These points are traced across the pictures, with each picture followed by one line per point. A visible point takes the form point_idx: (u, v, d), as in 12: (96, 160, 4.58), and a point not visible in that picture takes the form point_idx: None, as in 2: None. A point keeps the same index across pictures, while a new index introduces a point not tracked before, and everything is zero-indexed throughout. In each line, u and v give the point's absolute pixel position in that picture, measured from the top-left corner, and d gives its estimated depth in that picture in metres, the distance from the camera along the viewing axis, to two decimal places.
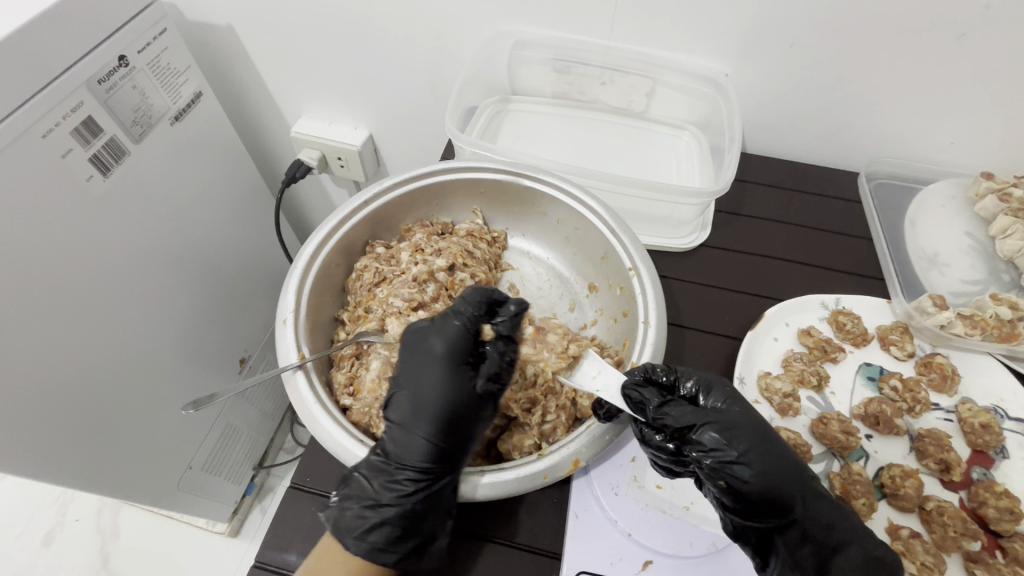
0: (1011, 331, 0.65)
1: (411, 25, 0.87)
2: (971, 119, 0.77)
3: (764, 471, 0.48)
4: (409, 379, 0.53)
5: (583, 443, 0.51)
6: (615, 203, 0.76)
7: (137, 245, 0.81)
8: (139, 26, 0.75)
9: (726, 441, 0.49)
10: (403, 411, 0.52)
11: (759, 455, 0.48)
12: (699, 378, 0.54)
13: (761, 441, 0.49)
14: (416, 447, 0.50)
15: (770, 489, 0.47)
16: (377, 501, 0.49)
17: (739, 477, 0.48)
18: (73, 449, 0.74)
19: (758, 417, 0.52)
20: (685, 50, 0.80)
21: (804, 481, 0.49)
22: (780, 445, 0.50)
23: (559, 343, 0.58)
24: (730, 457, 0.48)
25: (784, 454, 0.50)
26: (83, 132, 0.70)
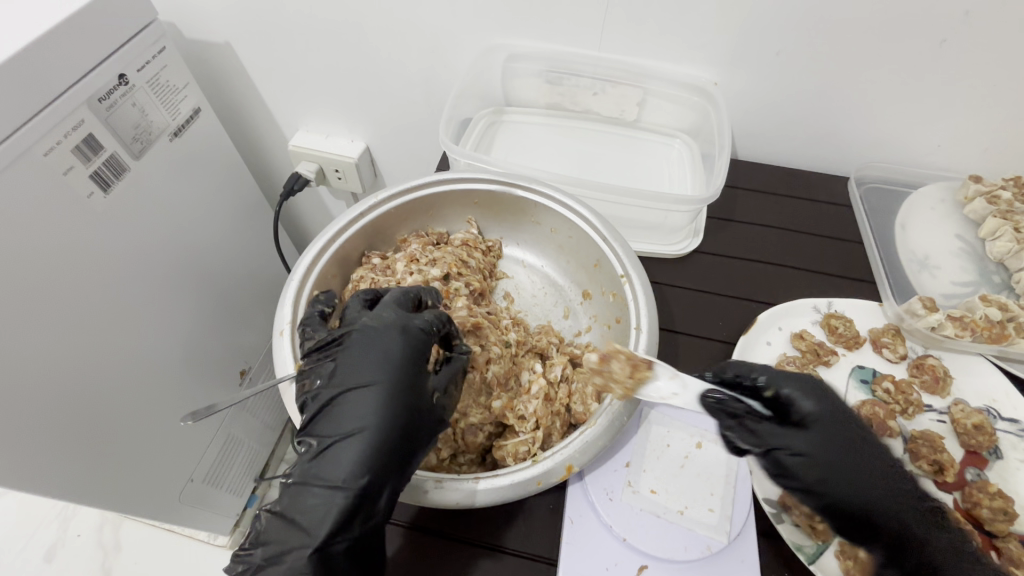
0: (1001, 331, 0.65)
1: (406, 41, 0.88)
2: (957, 122, 0.78)
3: (836, 478, 0.49)
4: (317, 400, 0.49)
5: (576, 449, 0.51)
6: (607, 212, 0.77)
7: (138, 258, 0.82)
8: (139, 45, 0.77)
9: (802, 449, 0.50)
10: (327, 423, 0.48)
11: (837, 461, 0.50)
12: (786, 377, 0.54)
13: (840, 445, 0.50)
14: (337, 463, 0.46)
15: (847, 492, 0.49)
16: (297, 526, 0.46)
17: (817, 484, 0.50)
18: (77, 461, 0.75)
19: (844, 417, 0.52)
20: (674, 60, 0.81)
21: (890, 483, 0.50)
22: (861, 451, 0.50)
23: (621, 372, 0.54)
24: (806, 463, 0.50)
25: (870, 457, 0.50)
26: (83, 150, 0.72)
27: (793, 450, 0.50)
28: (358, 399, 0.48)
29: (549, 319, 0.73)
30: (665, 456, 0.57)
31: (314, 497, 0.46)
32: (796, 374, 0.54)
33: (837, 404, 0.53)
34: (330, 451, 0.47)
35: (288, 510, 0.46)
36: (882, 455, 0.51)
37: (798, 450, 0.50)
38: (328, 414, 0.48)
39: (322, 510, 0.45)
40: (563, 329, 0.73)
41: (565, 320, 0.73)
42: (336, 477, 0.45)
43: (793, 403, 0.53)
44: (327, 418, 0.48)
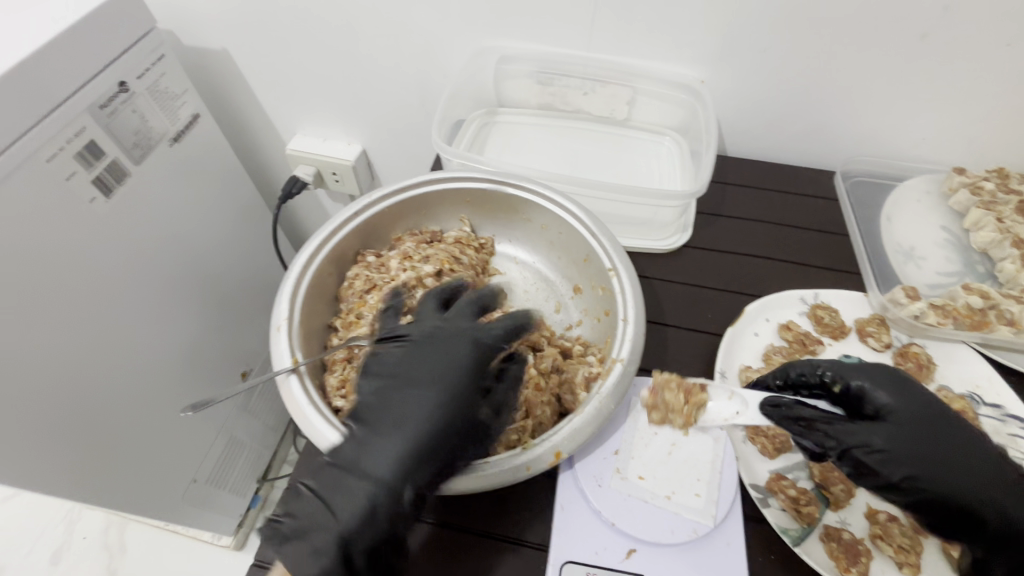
0: (981, 319, 0.67)
1: (399, 45, 0.90)
2: (939, 116, 0.79)
3: (924, 466, 0.51)
4: (365, 390, 0.54)
5: (566, 436, 0.53)
6: (597, 208, 0.79)
7: (140, 260, 0.84)
8: (139, 53, 0.79)
9: (885, 444, 0.51)
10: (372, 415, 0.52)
11: (920, 452, 0.51)
12: (859, 370, 0.55)
13: (919, 436, 0.52)
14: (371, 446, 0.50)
15: (937, 482, 0.51)
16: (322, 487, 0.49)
17: (898, 476, 0.51)
18: (83, 459, 0.76)
19: (925, 408, 0.53)
20: (662, 58, 0.82)
21: (979, 468, 0.51)
22: (945, 437, 0.52)
23: (676, 401, 0.57)
24: (885, 458, 0.51)
25: (954, 443, 0.52)
26: (86, 156, 0.74)
27: (872, 447, 0.51)
28: (408, 406, 0.52)
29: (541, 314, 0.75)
30: (665, 433, 0.60)
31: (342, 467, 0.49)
32: (872, 365, 0.56)
33: (916, 394, 0.54)
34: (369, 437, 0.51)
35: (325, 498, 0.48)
36: (970, 441, 0.52)
37: (876, 446, 0.51)
38: (374, 406, 0.53)
39: (346, 479, 0.49)
40: (554, 323, 0.74)
41: (557, 314, 0.75)
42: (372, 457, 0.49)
43: (869, 397, 0.54)
44: (371, 410, 0.52)
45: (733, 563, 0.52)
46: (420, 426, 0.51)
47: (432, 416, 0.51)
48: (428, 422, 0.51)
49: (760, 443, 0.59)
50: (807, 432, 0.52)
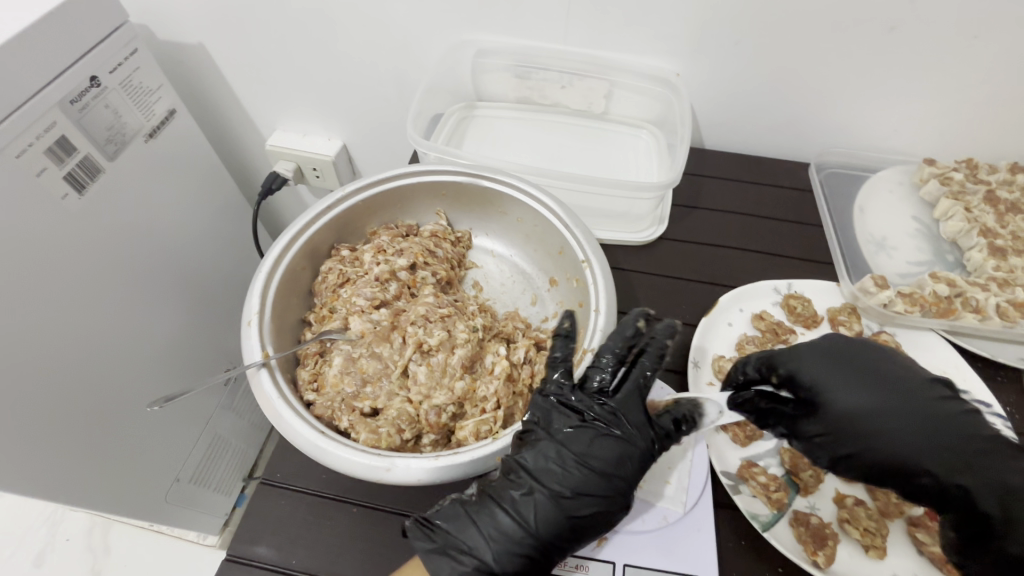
0: (948, 306, 0.68)
1: (377, 39, 0.90)
2: (909, 108, 0.81)
3: (870, 440, 0.53)
4: (620, 450, 0.51)
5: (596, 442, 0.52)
6: (573, 201, 0.79)
7: (116, 258, 0.83)
8: (111, 47, 0.78)
9: (822, 428, 0.54)
10: (629, 469, 0.51)
11: (855, 428, 0.53)
12: (789, 356, 0.58)
13: (852, 411, 0.54)
14: (563, 508, 0.50)
15: (878, 452, 0.52)
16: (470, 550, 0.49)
17: (840, 454, 0.53)
18: (58, 459, 0.75)
19: (857, 382, 0.55)
20: (639, 51, 0.83)
21: (925, 432, 0.51)
22: (891, 405, 0.53)
23: None
24: (821, 441, 0.54)
25: (893, 411, 0.53)
26: (57, 152, 0.73)
27: (808, 433, 0.55)
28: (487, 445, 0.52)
29: (517, 307, 0.75)
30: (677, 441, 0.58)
31: (477, 527, 0.49)
32: (806, 347, 0.59)
33: (849, 366, 0.56)
34: (573, 498, 0.50)
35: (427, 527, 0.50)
36: (911, 405, 0.53)
37: (814, 431, 0.55)
38: (564, 467, 0.51)
39: (508, 552, 0.48)
40: (531, 315, 0.74)
41: (533, 307, 0.75)
42: (534, 524, 0.49)
43: (798, 381, 0.57)
44: (550, 471, 0.51)
45: (704, 548, 0.53)
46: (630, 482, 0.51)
47: (630, 452, 0.52)
48: (619, 489, 0.50)
49: (731, 431, 0.60)
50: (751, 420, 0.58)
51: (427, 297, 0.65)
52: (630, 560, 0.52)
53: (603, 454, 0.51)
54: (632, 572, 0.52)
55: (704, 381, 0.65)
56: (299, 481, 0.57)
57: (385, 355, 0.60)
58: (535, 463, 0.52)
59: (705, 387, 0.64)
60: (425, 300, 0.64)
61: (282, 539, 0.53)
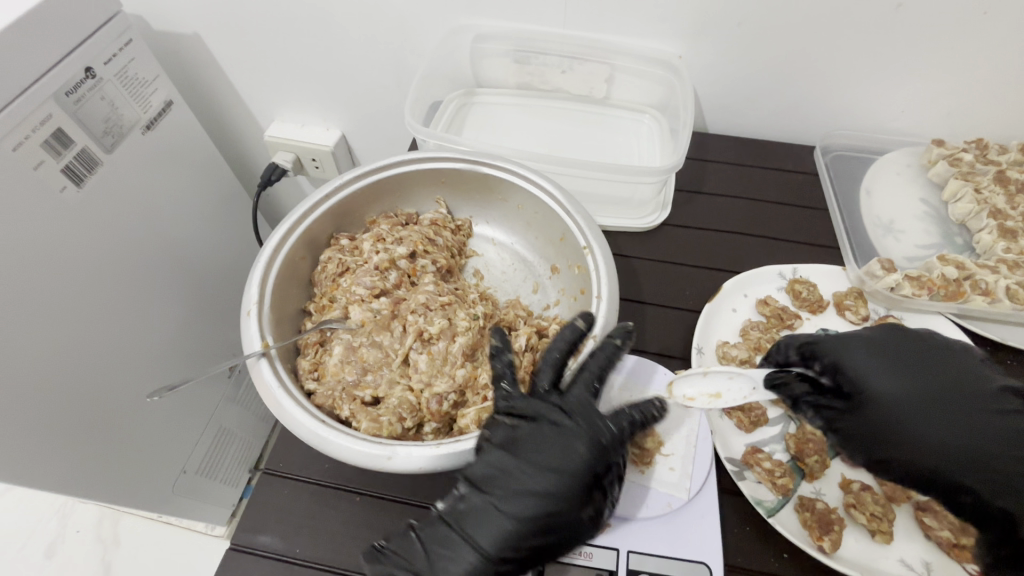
0: (956, 289, 0.67)
1: (373, 25, 0.89)
2: (917, 88, 0.79)
3: (911, 443, 0.51)
4: (571, 446, 0.50)
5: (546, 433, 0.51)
6: (575, 187, 0.78)
7: (116, 251, 0.83)
8: (106, 37, 0.77)
9: (859, 425, 0.52)
10: (578, 462, 0.49)
11: (894, 429, 0.51)
12: (836, 347, 0.56)
13: (901, 411, 0.52)
14: (516, 518, 0.48)
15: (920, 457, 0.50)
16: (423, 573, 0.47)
17: (875, 454, 0.52)
18: (62, 452, 0.76)
19: (907, 380, 0.53)
20: (640, 33, 0.81)
21: (968, 446, 0.50)
22: (937, 411, 0.51)
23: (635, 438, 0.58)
24: (857, 438, 0.53)
25: (937, 418, 0.51)
26: (53, 144, 0.72)
27: (845, 428, 0.53)
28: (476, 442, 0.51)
29: (518, 295, 0.74)
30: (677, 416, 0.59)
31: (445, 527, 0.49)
32: (856, 341, 0.56)
33: (900, 366, 0.53)
34: (525, 497, 0.49)
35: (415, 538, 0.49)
36: (963, 410, 0.51)
37: (851, 427, 0.53)
38: (508, 471, 0.50)
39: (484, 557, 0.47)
40: (532, 303, 0.74)
41: (534, 295, 0.74)
42: (485, 540, 0.47)
43: (844, 372, 0.54)
44: (496, 475, 0.50)
45: (708, 534, 0.52)
46: (580, 478, 0.49)
47: (570, 445, 0.50)
48: (571, 486, 0.49)
49: (735, 417, 0.59)
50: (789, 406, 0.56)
51: (428, 287, 0.64)
52: (633, 546, 0.52)
53: (551, 454, 0.50)
54: (636, 558, 0.51)
55: (708, 367, 0.64)
56: (301, 470, 0.57)
57: (386, 344, 0.60)
58: (490, 472, 0.50)
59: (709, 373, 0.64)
60: (427, 289, 0.64)
61: (286, 528, 0.53)
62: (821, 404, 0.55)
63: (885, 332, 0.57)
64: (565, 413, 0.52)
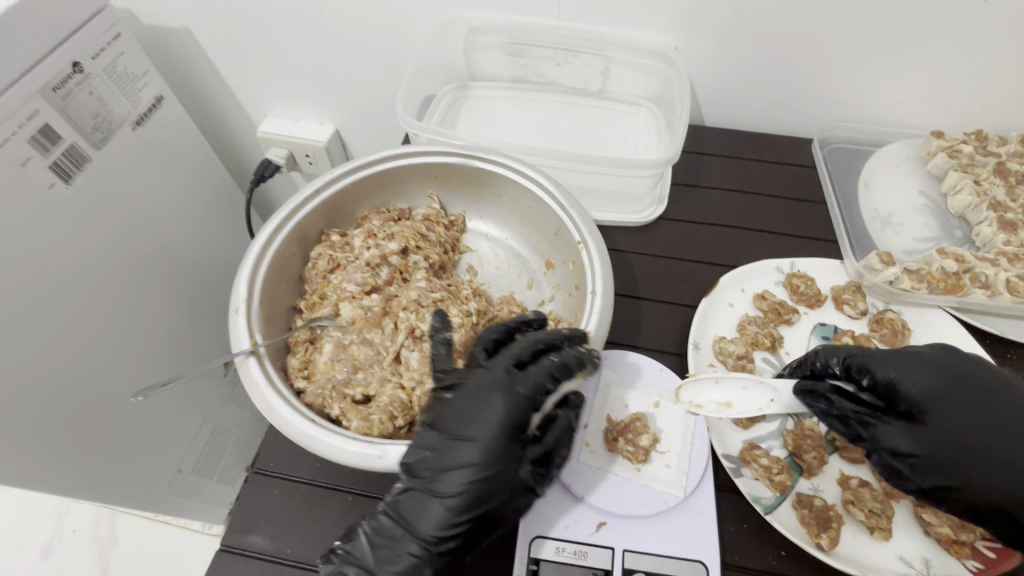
0: (956, 282, 0.66)
1: (365, 18, 0.87)
2: (917, 79, 0.78)
3: (962, 468, 0.48)
4: (491, 408, 0.48)
5: (463, 404, 0.48)
6: (570, 182, 0.77)
7: (106, 249, 0.81)
8: (93, 31, 0.76)
9: (913, 447, 0.49)
10: (495, 433, 0.47)
11: (947, 453, 0.48)
12: (887, 361, 0.52)
13: (961, 437, 0.49)
14: (451, 499, 0.46)
15: (977, 487, 0.48)
16: (368, 572, 0.46)
17: (931, 482, 0.48)
18: (53, 453, 0.75)
19: (959, 401, 0.50)
20: (636, 24, 0.80)
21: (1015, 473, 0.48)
22: (986, 436, 0.49)
23: (631, 437, 0.56)
24: (914, 463, 0.49)
25: (988, 443, 0.49)
26: (41, 140, 0.71)
27: (901, 452, 0.49)
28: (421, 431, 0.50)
29: (512, 291, 0.74)
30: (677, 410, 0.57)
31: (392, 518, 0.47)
32: (909, 356, 0.53)
33: (953, 386, 0.51)
34: (455, 477, 0.46)
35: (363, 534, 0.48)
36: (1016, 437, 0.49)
37: (907, 450, 0.49)
38: (436, 450, 0.48)
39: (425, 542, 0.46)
40: (526, 299, 0.73)
41: (528, 291, 0.74)
42: (419, 529, 0.46)
43: (900, 392, 0.51)
44: (428, 457, 0.48)
45: (705, 532, 0.52)
46: (505, 440, 0.47)
47: (487, 415, 0.48)
48: (497, 451, 0.47)
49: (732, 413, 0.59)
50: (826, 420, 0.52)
51: (421, 283, 0.63)
52: (629, 545, 0.51)
53: (474, 420, 0.48)
54: (631, 557, 0.51)
55: (705, 363, 0.63)
56: (292, 470, 0.56)
57: (377, 341, 0.59)
58: (426, 455, 0.48)
59: (705, 369, 0.63)
60: (421, 286, 0.63)
61: (276, 529, 0.53)
62: (865, 420, 0.51)
63: (936, 351, 0.54)
64: (485, 371, 0.50)
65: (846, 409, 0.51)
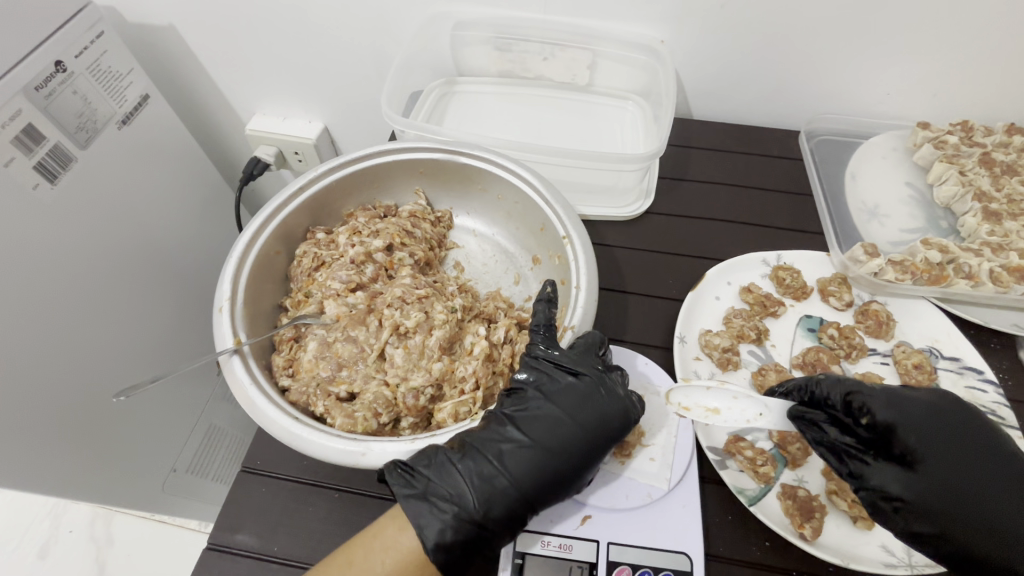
0: (940, 273, 0.67)
1: (350, 14, 0.87)
2: (903, 70, 0.78)
3: (950, 516, 0.47)
4: (606, 409, 0.52)
5: (582, 406, 0.52)
6: (556, 177, 0.77)
7: (92, 250, 0.81)
8: (74, 30, 0.75)
9: (902, 491, 0.48)
10: (600, 434, 0.51)
11: (935, 500, 0.48)
12: (885, 404, 0.51)
13: (949, 489, 0.48)
14: (532, 469, 0.49)
15: (960, 536, 0.47)
16: (428, 499, 0.47)
17: (915, 527, 0.48)
18: (42, 456, 0.74)
19: (953, 450, 0.50)
20: (622, 17, 0.80)
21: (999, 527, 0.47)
22: (976, 488, 0.49)
23: None
24: (900, 507, 0.48)
25: (977, 493, 0.48)
26: (25, 141, 0.70)
27: (889, 494, 0.48)
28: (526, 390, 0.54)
29: (499, 287, 0.74)
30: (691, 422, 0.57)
31: (460, 476, 0.48)
32: (908, 399, 0.52)
33: (948, 435, 0.50)
34: (554, 452, 0.50)
35: (428, 469, 0.48)
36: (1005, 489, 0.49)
37: (895, 494, 0.48)
38: (553, 419, 0.51)
39: (489, 495, 0.48)
40: (513, 294, 0.73)
41: (515, 286, 0.74)
42: (499, 477, 0.49)
43: (897, 436, 0.50)
44: (534, 421, 0.51)
45: (690, 523, 0.52)
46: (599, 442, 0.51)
47: (602, 419, 0.51)
48: (586, 449, 0.51)
49: None
50: (817, 448, 0.52)
51: (406, 280, 0.63)
52: (614, 538, 0.52)
53: (586, 408, 0.52)
54: (615, 550, 0.51)
55: (691, 356, 0.64)
56: (279, 467, 0.56)
57: (361, 338, 0.59)
58: (523, 423, 0.51)
59: (691, 362, 0.63)
60: (404, 283, 0.63)
61: (264, 526, 0.53)
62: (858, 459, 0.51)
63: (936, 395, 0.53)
64: (604, 377, 0.54)
65: (836, 443, 0.51)
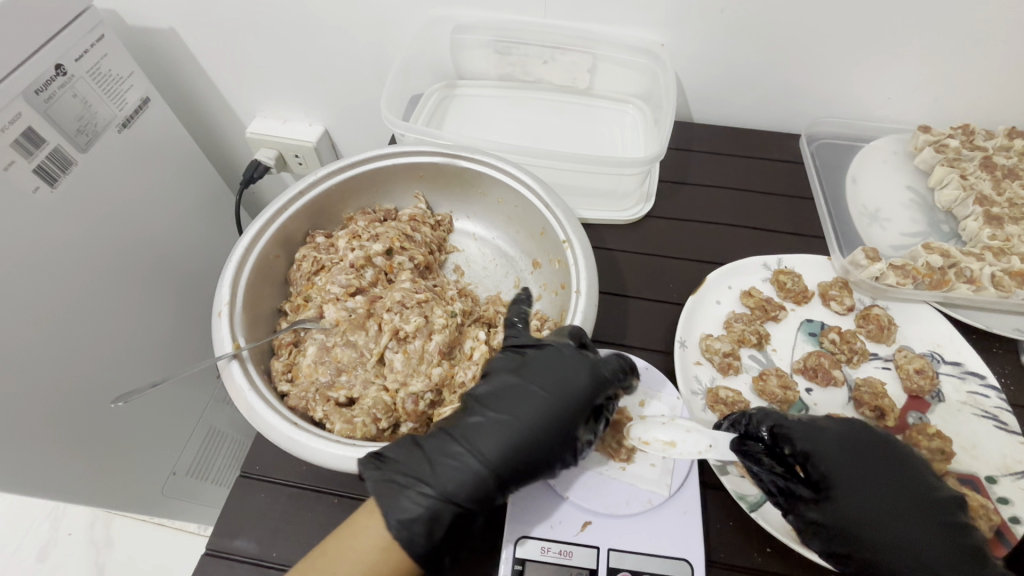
0: (941, 278, 0.67)
1: (350, 17, 0.87)
2: (904, 74, 0.78)
3: (873, 543, 0.47)
4: (581, 377, 0.52)
5: (558, 375, 0.53)
6: (557, 180, 0.77)
7: (92, 252, 0.81)
8: (74, 34, 0.75)
9: (822, 517, 0.49)
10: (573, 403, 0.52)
11: (857, 527, 0.48)
12: (807, 433, 0.52)
13: (873, 516, 0.48)
14: (506, 441, 0.49)
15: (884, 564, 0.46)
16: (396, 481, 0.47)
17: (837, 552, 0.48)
18: (41, 460, 0.74)
19: (880, 479, 0.50)
20: (622, 21, 0.80)
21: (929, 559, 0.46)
22: (905, 519, 0.48)
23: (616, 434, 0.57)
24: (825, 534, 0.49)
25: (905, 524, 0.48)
26: (25, 144, 0.70)
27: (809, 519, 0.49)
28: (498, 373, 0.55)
29: (499, 291, 0.73)
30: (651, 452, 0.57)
31: (427, 458, 0.49)
32: (830, 430, 0.53)
33: (876, 465, 0.51)
34: (529, 421, 0.51)
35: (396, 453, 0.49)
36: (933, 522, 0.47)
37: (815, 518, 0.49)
38: (525, 390, 0.52)
39: (459, 474, 0.48)
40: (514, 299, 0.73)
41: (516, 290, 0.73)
42: (471, 455, 0.49)
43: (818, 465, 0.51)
44: (505, 396, 0.52)
45: (690, 529, 0.52)
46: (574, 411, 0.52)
47: (575, 387, 0.52)
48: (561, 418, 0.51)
49: (719, 411, 0.60)
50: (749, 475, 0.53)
51: (404, 284, 0.63)
52: (614, 544, 0.51)
53: (561, 377, 0.53)
54: (615, 556, 0.51)
55: (692, 360, 0.64)
56: (278, 472, 0.56)
57: (361, 343, 0.59)
58: (492, 402, 0.52)
59: (692, 366, 0.63)
60: (404, 287, 0.62)
61: (263, 531, 0.53)
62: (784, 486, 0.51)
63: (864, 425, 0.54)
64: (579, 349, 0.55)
65: (765, 473, 0.52)
